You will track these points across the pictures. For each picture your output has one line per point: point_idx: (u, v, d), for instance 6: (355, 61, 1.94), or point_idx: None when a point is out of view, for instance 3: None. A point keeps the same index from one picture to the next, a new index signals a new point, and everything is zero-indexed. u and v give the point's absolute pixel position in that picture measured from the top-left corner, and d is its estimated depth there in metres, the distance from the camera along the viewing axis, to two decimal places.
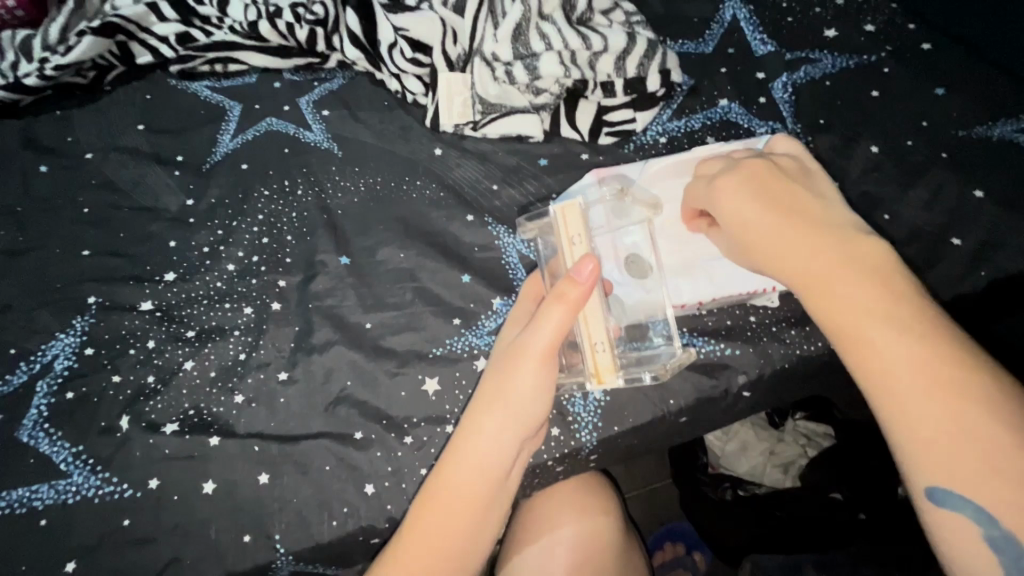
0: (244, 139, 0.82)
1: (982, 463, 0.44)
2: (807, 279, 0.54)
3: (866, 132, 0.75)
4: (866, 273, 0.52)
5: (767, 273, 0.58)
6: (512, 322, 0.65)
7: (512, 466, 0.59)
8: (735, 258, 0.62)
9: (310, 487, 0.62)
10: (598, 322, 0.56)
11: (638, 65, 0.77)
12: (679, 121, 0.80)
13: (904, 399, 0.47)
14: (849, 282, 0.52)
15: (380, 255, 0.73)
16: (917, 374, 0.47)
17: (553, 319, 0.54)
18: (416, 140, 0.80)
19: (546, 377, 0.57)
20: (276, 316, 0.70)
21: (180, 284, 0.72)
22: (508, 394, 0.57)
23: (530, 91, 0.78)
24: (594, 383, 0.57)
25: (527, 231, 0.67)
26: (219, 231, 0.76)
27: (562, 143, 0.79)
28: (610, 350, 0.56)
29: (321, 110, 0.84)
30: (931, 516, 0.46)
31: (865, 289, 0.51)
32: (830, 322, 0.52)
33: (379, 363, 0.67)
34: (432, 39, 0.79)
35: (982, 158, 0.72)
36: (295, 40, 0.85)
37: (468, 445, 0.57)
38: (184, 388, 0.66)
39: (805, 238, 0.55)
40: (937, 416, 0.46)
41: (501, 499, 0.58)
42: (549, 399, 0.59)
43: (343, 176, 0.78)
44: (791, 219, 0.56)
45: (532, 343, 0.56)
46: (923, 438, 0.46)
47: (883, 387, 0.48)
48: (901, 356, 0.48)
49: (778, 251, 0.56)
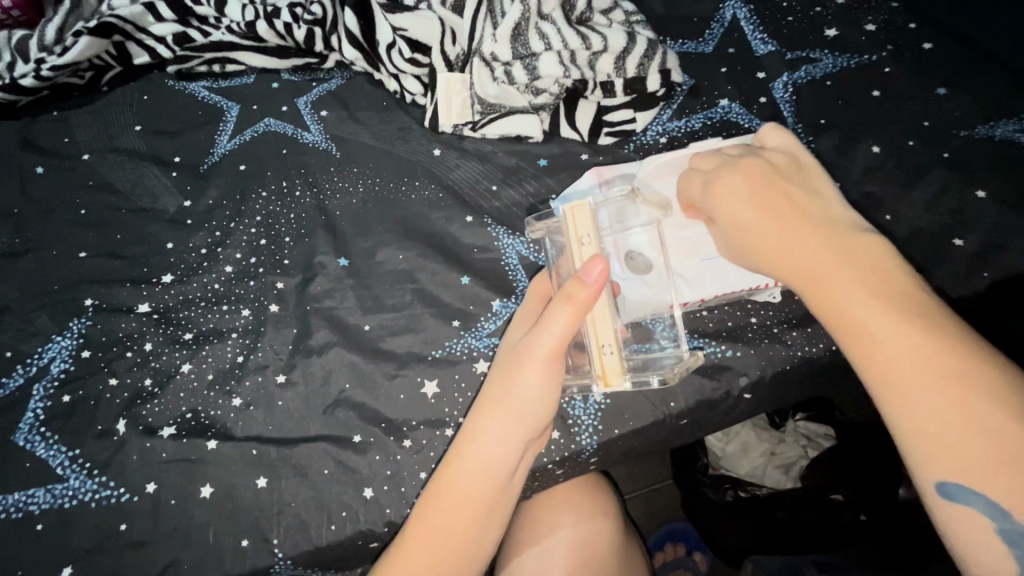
0: (242, 140, 0.81)
1: (986, 456, 0.42)
2: (806, 276, 0.51)
3: (868, 132, 0.75)
4: (865, 267, 0.49)
5: (765, 271, 0.55)
6: (517, 323, 0.64)
7: (517, 467, 0.58)
8: (731, 254, 0.60)
9: (308, 490, 0.61)
10: (605, 323, 0.55)
11: (638, 65, 0.77)
12: (679, 121, 0.79)
13: (910, 398, 0.44)
14: (846, 277, 0.49)
15: (379, 256, 0.73)
16: (922, 370, 0.44)
17: (562, 319, 0.54)
18: (415, 140, 0.80)
19: (553, 377, 0.57)
20: (274, 318, 0.69)
21: (178, 286, 0.72)
22: (514, 397, 0.56)
23: (530, 91, 0.77)
24: (600, 385, 0.55)
25: (534, 231, 0.67)
26: (216, 232, 0.75)
27: (562, 143, 0.79)
28: (617, 351, 0.55)
29: (319, 110, 0.83)
30: (942, 515, 0.44)
31: (861, 291, 0.48)
32: (830, 320, 0.50)
33: (378, 365, 0.66)
34: (431, 39, 0.79)
35: (984, 157, 0.72)
36: (293, 39, 0.84)
37: (472, 446, 0.56)
38: (181, 391, 0.65)
39: (801, 233, 0.52)
40: (942, 411, 0.43)
41: (507, 500, 0.58)
42: (555, 400, 0.58)
43: (342, 177, 0.78)
44: (787, 211, 0.54)
45: (540, 343, 0.55)
46: (932, 437, 0.44)
47: (888, 386, 0.45)
48: (897, 351, 0.46)
49: (773, 247, 0.54)
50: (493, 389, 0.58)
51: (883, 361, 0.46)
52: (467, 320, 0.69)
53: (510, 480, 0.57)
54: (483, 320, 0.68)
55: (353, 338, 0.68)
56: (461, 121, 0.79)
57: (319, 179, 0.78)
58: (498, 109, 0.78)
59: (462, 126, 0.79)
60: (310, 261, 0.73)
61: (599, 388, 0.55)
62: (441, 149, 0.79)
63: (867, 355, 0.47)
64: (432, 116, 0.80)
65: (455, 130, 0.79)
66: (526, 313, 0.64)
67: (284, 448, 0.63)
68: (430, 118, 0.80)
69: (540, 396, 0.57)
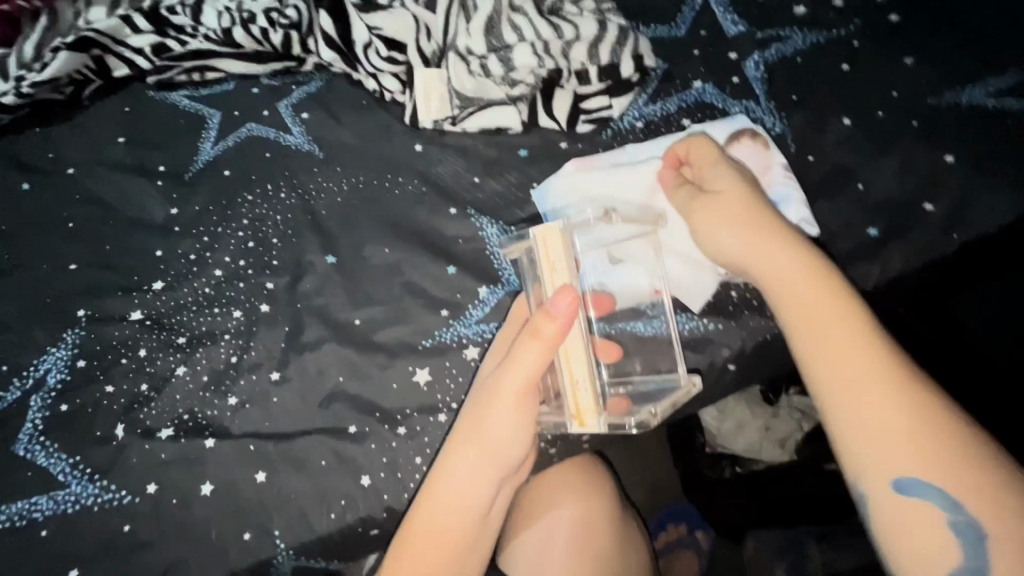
0: (225, 145, 0.82)
1: (911, 454, 0.50)
2: (794, 307, 0.59)
3: (838, 106, 0.77)
4: (839, 313, 0.57)
5: (766, 291, 0.62)
6: (495, 353, 0.65)
7: (491, 499, 0.62)
8: (740, 266, 0.64)
9: (308, 481, 0.62)
10: (578, 357, 0.57)
11: (610, 52, 0.78)
12: (654, 105, 0.80)
13: (863, 419, 0.52)
14: (825, 316, 0.57)
15: (367, 252, 0.74)
16: (872, 400, 0.52)
17: (530, 356, 0.56)
18: (396, 137, 0.81)
19: (523, 415, 0.59)
20: (266, 318, 0.70)
21: (169, 292, 0.73)
22: (486, 438, 0.59)
23: (506, 83, 0.79)
24: (576, 424, 0.58)
25: (510, 252, 0.64)
26: (204, 238, 0.76)
27: (541, 133, 0.80)
28: (591, 389, 0.57)
29: (300, 113, 0.84)
30: (884, 511, 0.51)
31: (838, 322, 0.56)
32: (812, 349, 0.56)
33: (370, 358, 0.67)
34: (407, 36, 0.80)
35: (951, 124, 0.73)
36: (269, 44, 0.85)
37: (445, 481, 0.59)
38: (178, 394, 0.66)
39: (790, 270, 0.60)
40: (896, 424, 0.51)
41: (482, 529, 0.62)
42: (529, 433, 0.61)
43: (327, 177, 0.79)
44: (775, 245, 0.61)
45: (508, 382, 0.57)
46: (872, 451, 0.52)
47: (851, 407, 0.53)
48: (876, 387, 0.53)
49: (781, 281, 0.60)
50: (466, 428, 0.60)
51: (869, 422, 0.52)
52: (455, 309, 0.70)
53: (482, 516, 0.61)
54: (469, 308, 0.70)
55: (344, 334, 0.69)
56: (440, 115, 0.80)
57: (302, 180, 0.79)
58: (476, 101, 0.79)
59: (439, 122, 0.80)
60: (299, 261, 0.74)
61: (574, 425, 0.58)
62: (421, 144, 0.80)
63: (842, 384, 0.54)
64: (411, 113, 0.80)
65: (434, 125, 0.81)
66: (505, 342, 0.65)
67: (281, 444, 0.64)
68: (409, 115, 0.81)
69: (517, 433, 0.60)
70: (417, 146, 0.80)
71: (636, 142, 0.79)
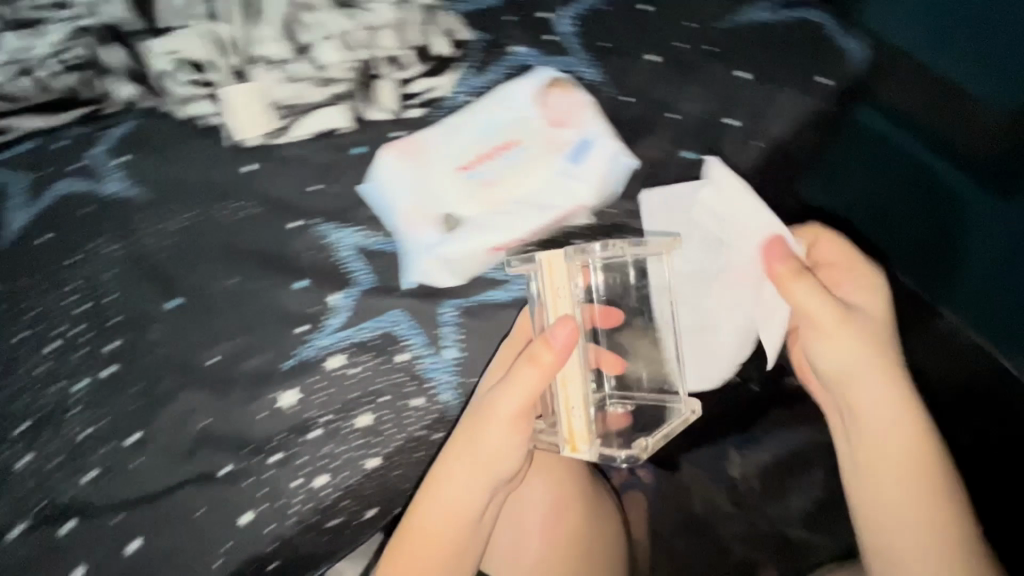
0: (37, 214, 0.72)
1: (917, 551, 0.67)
2: (840, 379, 0.72)
3: (643, 45, 0.79)
4: (907, 410, 0.71)
5: (818, 365, 0.74)
6: (513, 359, 0.74)
7: (487, 501, 0.70)
8: (816, 342, 0.73)
9: (187, 529, 0.67)
10: (574, 385, 0.68)
11: (417, 33, 0.78)
12: (481, 77, 0.79)
13: (886, 496, 0.70)
14: (903, 430, 0.70)
15: (212, 287, 0.71)
16: (909, 512, 0.68)
17: (525, 378, 0.66)
18: (220, 163, 0.75)
19: (514, 440, 0.68)
20: (111, 382, 0.67)
21: (0, 383, 0.66)
22: (484, 448, 0.67)
23: (322, 83, 0.75)
24: (570, 449, 0.70)
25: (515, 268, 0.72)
26: (26, 317, 0.68)
27: (372, 126, 0.77)
28: (584, 419, 0.69)
29: (120, 157, 0.74)
30: (869, 534, 0.71)
31: (886, 382, 0.71)
32: (853, 399, 0.72)
33: (227, 395, 0.69)
34: (195, 54, 0.74)
35: (746, 41, 0.79)
36: (59, 88, 0.74)
37: (444, 489, 0.68)
38: (27, 479, 0.64)
39: (871, 367, 0.71)
40: (912, 492, 0.68)
41: (474, 538, 0.70)
42: (525, 449, 0.70)
43: (155, 219, 0.72)
44: (863, 347, 0.71)
45: (500, 407, 0.67)
46: (880, 522, 0.70)
47: (862, 483, 0.72)
48: (902, 454, 0.70)
49: (858, 354, 0.71)
50: (485, 447, 0.67)
51: (890, 499, 0.69)
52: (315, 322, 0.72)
53: (476, 517, 0.69)
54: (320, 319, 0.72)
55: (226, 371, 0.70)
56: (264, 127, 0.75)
57: (130, 226, 0.72)
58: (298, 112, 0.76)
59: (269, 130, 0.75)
60: (146, 316, 0.69)
61: (567, 450, 0.70)
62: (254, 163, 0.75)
63: (876, 463, 0.70)
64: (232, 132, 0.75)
65: (260, 139, 0.75)
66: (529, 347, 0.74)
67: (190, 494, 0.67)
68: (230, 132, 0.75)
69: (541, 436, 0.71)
70: (250, 159, 0.75)
71: (450, 114, 0.77)
